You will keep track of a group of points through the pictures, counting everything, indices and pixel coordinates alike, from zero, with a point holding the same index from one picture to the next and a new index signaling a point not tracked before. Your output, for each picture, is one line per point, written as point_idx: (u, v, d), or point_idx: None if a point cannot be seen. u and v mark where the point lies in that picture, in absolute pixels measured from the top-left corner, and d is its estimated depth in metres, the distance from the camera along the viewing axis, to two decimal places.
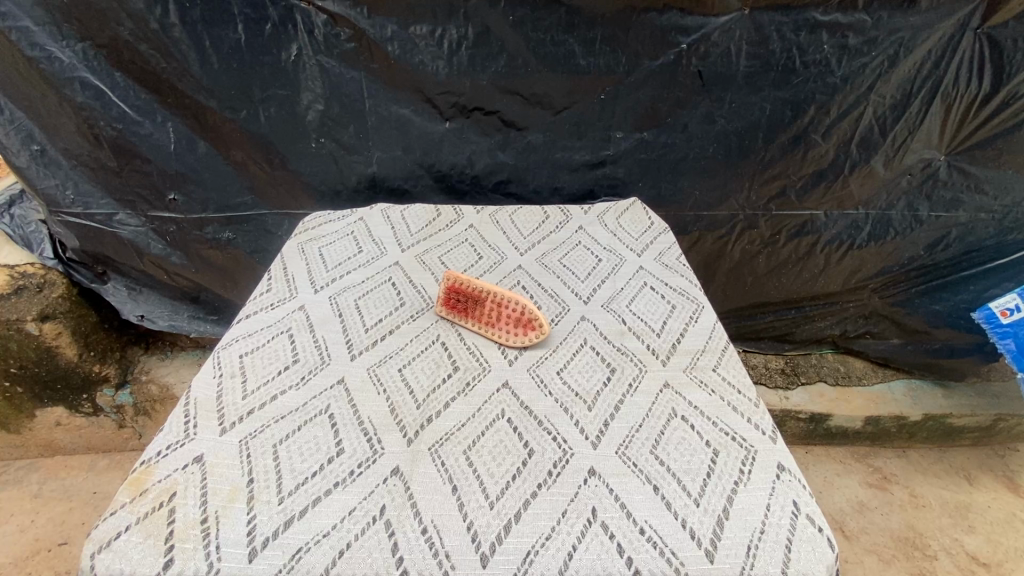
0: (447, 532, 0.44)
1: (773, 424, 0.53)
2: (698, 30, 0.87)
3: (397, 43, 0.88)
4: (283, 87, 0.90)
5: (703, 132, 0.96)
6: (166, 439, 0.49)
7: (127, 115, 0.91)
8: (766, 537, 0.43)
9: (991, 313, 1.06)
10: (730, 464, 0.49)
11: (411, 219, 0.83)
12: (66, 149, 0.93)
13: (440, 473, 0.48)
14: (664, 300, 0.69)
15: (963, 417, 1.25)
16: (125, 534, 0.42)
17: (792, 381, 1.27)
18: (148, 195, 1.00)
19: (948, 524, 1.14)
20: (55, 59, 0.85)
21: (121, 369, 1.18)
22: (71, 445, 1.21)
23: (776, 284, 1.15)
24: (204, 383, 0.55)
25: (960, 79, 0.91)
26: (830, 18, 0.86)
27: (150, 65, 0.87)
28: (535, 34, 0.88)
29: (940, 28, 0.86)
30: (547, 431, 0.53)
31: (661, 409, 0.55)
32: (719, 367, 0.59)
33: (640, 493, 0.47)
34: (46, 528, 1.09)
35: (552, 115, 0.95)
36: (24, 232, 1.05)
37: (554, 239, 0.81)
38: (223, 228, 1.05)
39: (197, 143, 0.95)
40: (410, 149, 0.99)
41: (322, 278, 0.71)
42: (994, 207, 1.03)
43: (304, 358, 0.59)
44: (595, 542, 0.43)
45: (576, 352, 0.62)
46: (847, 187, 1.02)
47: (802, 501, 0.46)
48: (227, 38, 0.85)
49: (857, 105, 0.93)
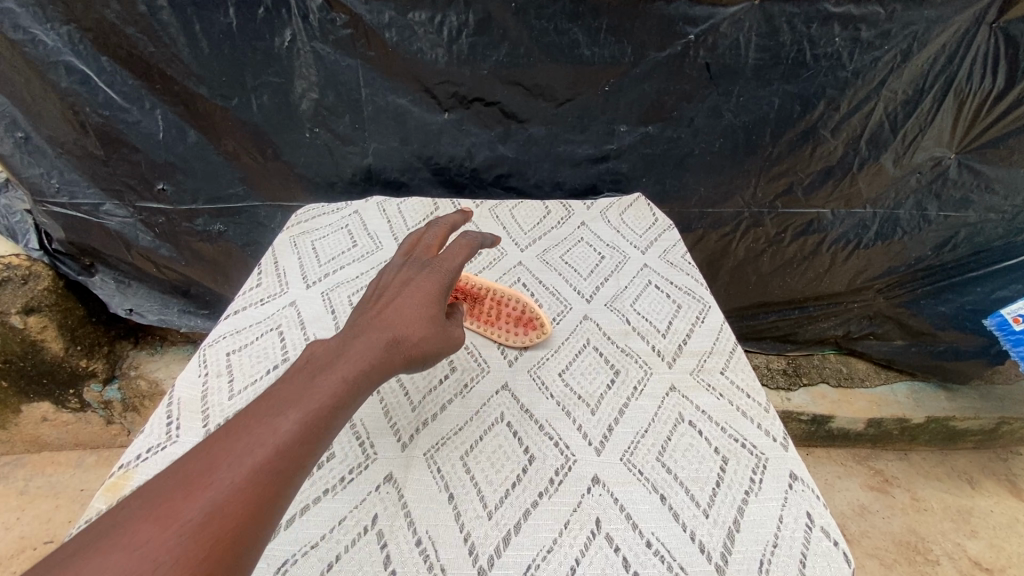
0: (443, 544, 0.42)
1: (784, 430, 0.50)
2: (707, 21, 0.84)
3: (395, 30, 0.85)
4: (276, 75, 0.87)
5: (710, 126, 0.94)
6: (147, 442, 0.47)
7: (114, 101, 0.87)
8: (779, 551, 0.41)
9: (1004, 319, 1.04)
10: (740, 473, 0.47)
11: (408, 212, 0.81)
12: (51, 137, 0.90)
13: (436, 481, 0.46)
14: (669, 300, 0.66)
15: (966, 420, 1.24)
16: None
17: (794, 381, 1.26)
18: (135, 185, 0.97)
19: (949, 529, 1.12)
20: (39, 43, 0.82)
21: (109, 364, 1.15)
22: (58, 440, 1.18)
23: (780, 283, 1.13)
24: (189, 381, 0.53)
25: (973, 75, 0.88)
26: (842, 10, 0.83)
27: (138, 49, 0.83)
28: (538, 22, 0.84)
29: (956, 22, 0.83)
30: (549, 437, 0.50)
31: (667, 414, 0.52)
32: (727, 370, 0.57)
33: (647, 504, 0.45)
34: (30, 527, 1.06)
35: (555, 107, 0.93)
36: (9, 223, 1.00)
37: (556, 234, 0.79)
38: (214, 219, 1.02)
39: (187, 132, 0.92)
40: (408, 141, 0.96)
41: (315, 273, 0.68)
42: (1004, 207, 1.00)
43: (293, 356, 0.56)
44: (599, 555, 0.41)
45: (578, 353, 0.59)
46: (855, 186, 1.00)
47: (815, 513, 0.44)
48: (218, 22, 0.82)
49: (868, 100, 0.91)
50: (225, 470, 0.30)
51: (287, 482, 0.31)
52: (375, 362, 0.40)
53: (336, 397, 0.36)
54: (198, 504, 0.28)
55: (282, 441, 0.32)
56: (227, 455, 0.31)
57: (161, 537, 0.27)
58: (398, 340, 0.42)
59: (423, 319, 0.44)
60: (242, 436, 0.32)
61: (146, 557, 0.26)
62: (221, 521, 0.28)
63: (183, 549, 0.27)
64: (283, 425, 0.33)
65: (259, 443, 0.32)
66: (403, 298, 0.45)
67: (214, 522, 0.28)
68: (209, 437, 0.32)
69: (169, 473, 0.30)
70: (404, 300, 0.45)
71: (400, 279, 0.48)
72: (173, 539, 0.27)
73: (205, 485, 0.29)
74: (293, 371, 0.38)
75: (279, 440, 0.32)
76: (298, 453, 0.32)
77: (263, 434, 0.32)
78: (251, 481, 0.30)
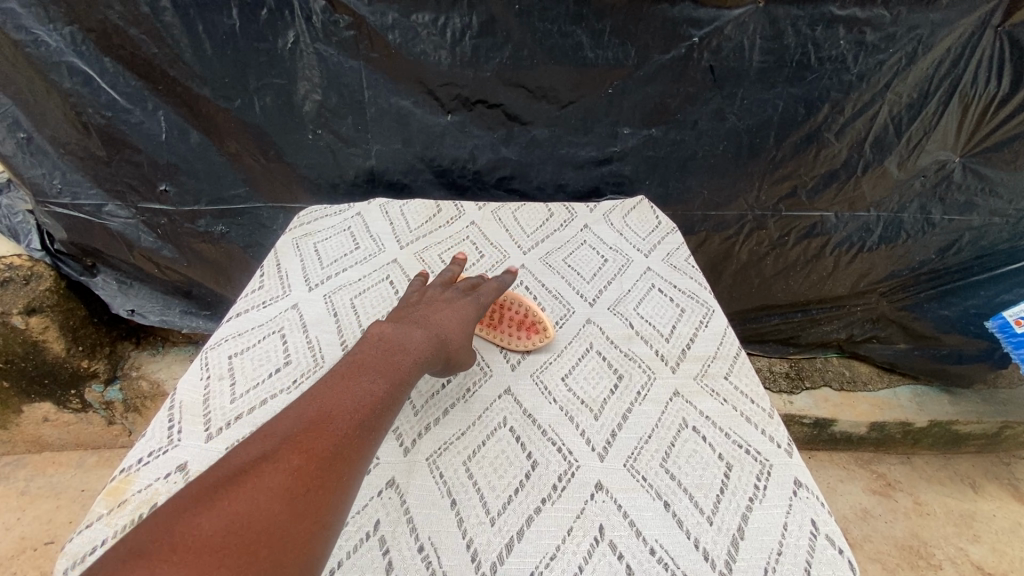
0: (445, 550, 0.41)
1: (788, 436, 0.50)
2: (711, 23, 0.84)
3: (398, 31, 0.85)
4: (279, 76, 0.87)
5: (713, 129, 0.94)
6: (149, 446, 0.47)
7: (117, 102, 0.87)
8: (784, 559, 0.41)
9: (1005, 322, 1.04)
10: (744, 480, 0.46)
11: (410, 215, 0.81)
12: (53, 137, 0.90)
13: (438, 486, 0.46)
14: (672, 304, 0.66)
15: (969, 424, 1.23)
16: (100, 549, 0.39)
17: (797, 385, 1.25)
18: (137, 185, 0.96)
19: (952, 533, 1.12)
20: (42, 43, 0.82)
21: (110, 364, 1.15)
22: (60, 440, 1.18)
23: (783, 286, 1.13)
24: (190, 385, 0.52)
25: (978, 79, 0.87)
26: (847, 13, 0.83)
27: (141, 50, 0.83)
28: (541, 25, 0.84)
29: (962, 25, 0.83)
30: (551, 442, 0.50)
31: (671, 419, 0.52)
32: (731, 375, 0.56)
33: (650, 511, 0.44)
34: (31, 527, 1.06)
35: (558, 109, 0.92)
36: (11, 223, 1.00)
37: (559, 237, 0.78)
38: (216, 220, 1.02)
39: (189, 133, 0.92)
40: (411, 143, 0.96)
41: (317, 276, 0.68)
42: (1008, 211, 1.00)
43: (296, 359, 0.56)
44: (603, 562, 0.41)
45: (581, 358, 0.59)
46: (859, 189, 0.99)
47: (820, 520, 0.43)
48: (221, 23, 0.82)
49: (872, 104, 0.90)
50: (341, 420, 0.38)
51: (379, 438, 0.40)
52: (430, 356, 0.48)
53: (406, 377, 0.45)
54: (329, 441, 0.36)
55: (374, 405, 0.40)
56: (340, 409, 0.39)
57: (306, 465, 0.34)
58: (446, 342, 0.50)
59: (463, 327, 0.53)
60: (347, 396, 0.40)
61: (299, 477, 0.33)
62: (343, 459, 0.36)
63: (323, 475, 0.34)
64: (375, 392, 0.41)
65: (360, 403, 0.40)
66: (447, 308, 0.54)
67: (340, 459, 0.36)
68: (315, 395, 0.40)
69: (290, 419, 0.38)
70: (446, 309, 0.54)
71: (439, 293, 0.56)
72: (315, 466, 0.34)
73: (328, 430, 0.37)
74: (368, 350, 0.46)
75: (374, 403, 0.41)
76: (385, 417, 0.41)
77: (360, 397, 0.40)
78: (359, 432, 0.38)
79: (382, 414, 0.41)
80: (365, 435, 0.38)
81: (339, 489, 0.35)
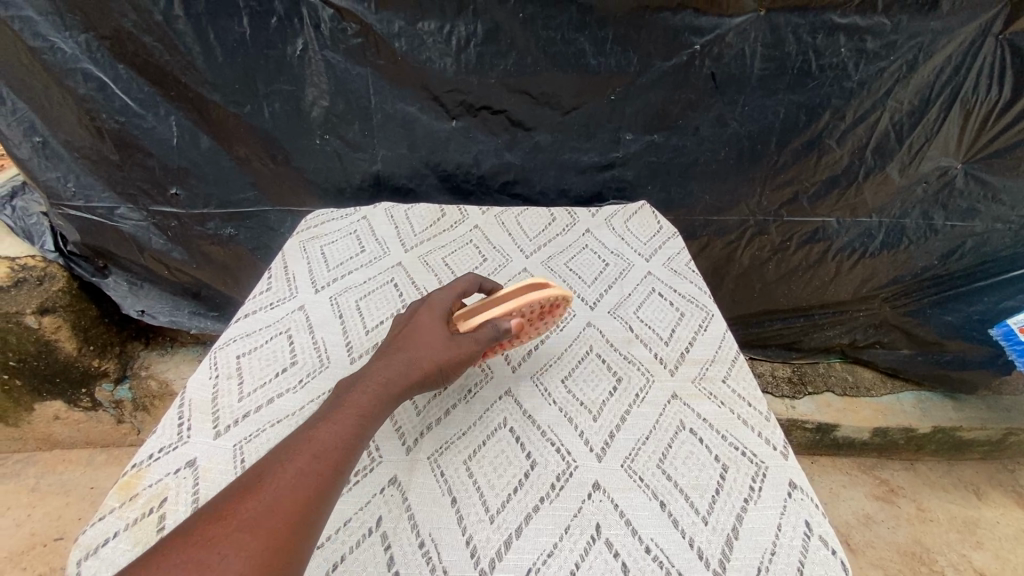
0: (445, 546, 0.43)
1: (785, 439, 0.51)
2: (712, 31, 0.85)
3: (405, 39, 0.86)
4: (287, 82, 0.89)
5: (715, 135, 0.95)
6: (159, 441, 0.48)
7: (130, 108, 0.89)
8: (777, 559, 0.42)
9: (1010, 330, 1.04)
10: (739, 481, 0.47)
11: (415, 219, 0.82)
12: (67, 141, 0.92)
13: (439, 484, 0.47)
14: (672, 308, 0.67)
15: (973, 430, 1.23)
16: (113, 540, 0.41)
17: (799, 390, 1.26)
18: (149, 189, 0.98)
19: (955, 540, 1.12)
20: (58, 50, 0.84)
21: (120, 364, 1.17)
22: (69, 439, 1.20)
23: (785, 291, 1.14)
24: (200, 384, 0.54)
25: (980, 85, 0.88)
26: (848, 21, 0.84)
27: (154, 57, 0.85)
28: (545, 32, 0.85)
29: (963, 32, 0.83)
30: (551, 443, 0.51)
31: (669, 421, 0.53)
32: (730, 378, 0.57)
33: (646, 510, 0.45)
34: (42, 523, 1.08)
35: (562, 115, 0.94)
36: (26, 225, 1.03)
37: (561, 241, 0.79)
38: (225, 223, 1.04)
39: (200, 137, 0.93)
40: (416, 148, 0.98)
41: (323, 278, 0.69)
42: (1010, 217, 1.00)
43: (302, 360, 0.57)
44: (599, 560, 0.42)
45: (581, 360, 0.60)
46: (861, 195, 1.00)
47: (814, 521, 0.44)
48: (232, 31, 0.84)
49: (873, 110, 0.91)
50: (272, 478, 0.36)
51: (328, 487, 0.37)
52: (393, 384, 0.45)
53: (361, 409, 0.42)
54: (261, 502, 0.34)
55: (319, 448, 0.38)
56: (275, 465, 0.37)
57: (225, 528, 0.33)
58: (414, 360, 0.47)
59: (434, 341, 0.49)
60: (289, 448, 0.38)
61: (226, 545, 0.32)
62: (269, 517, 0.34)
63: (245, 536, 0.32)
64: (318, 440, 0.39)
65: (298, 456, 0.38)
66: (412, 328, 0.51)
67: (270, 515, 0.34)
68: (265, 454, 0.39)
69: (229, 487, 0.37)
70: (412, 331, 0.50)
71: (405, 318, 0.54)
72: (244, 530, 0.33)
73: (259, 489, 0.35)
74: (328, 398, 0.44)
75: (316, 450, 0.38)
76: (334, 462, 0.38)
77: (300, 446, 0.38)
78: (300, 481, 0.36)
79: (330, 455, 0.38)
80: (307, 483, 0.36)
81: (279, 545, 0.33)
